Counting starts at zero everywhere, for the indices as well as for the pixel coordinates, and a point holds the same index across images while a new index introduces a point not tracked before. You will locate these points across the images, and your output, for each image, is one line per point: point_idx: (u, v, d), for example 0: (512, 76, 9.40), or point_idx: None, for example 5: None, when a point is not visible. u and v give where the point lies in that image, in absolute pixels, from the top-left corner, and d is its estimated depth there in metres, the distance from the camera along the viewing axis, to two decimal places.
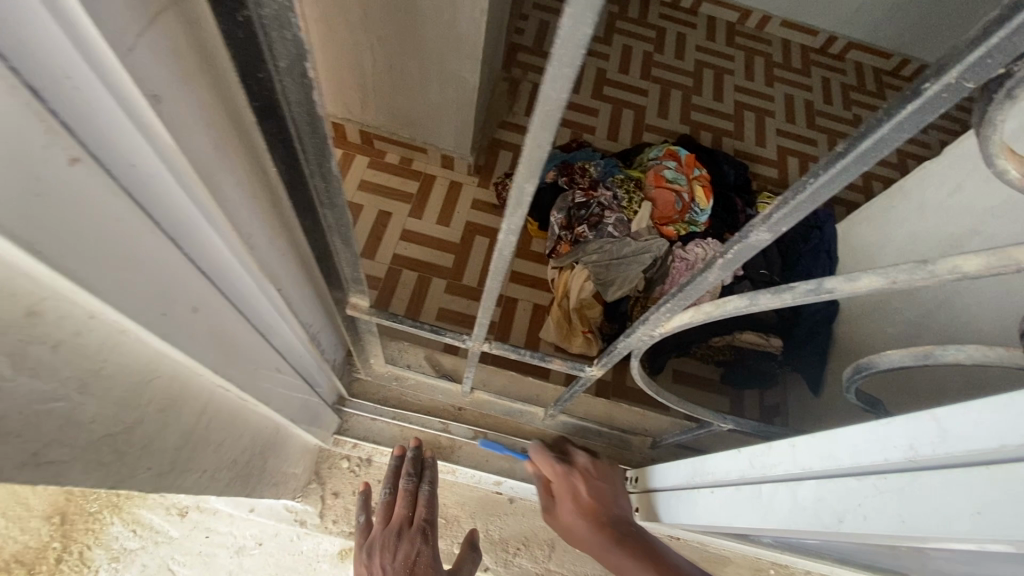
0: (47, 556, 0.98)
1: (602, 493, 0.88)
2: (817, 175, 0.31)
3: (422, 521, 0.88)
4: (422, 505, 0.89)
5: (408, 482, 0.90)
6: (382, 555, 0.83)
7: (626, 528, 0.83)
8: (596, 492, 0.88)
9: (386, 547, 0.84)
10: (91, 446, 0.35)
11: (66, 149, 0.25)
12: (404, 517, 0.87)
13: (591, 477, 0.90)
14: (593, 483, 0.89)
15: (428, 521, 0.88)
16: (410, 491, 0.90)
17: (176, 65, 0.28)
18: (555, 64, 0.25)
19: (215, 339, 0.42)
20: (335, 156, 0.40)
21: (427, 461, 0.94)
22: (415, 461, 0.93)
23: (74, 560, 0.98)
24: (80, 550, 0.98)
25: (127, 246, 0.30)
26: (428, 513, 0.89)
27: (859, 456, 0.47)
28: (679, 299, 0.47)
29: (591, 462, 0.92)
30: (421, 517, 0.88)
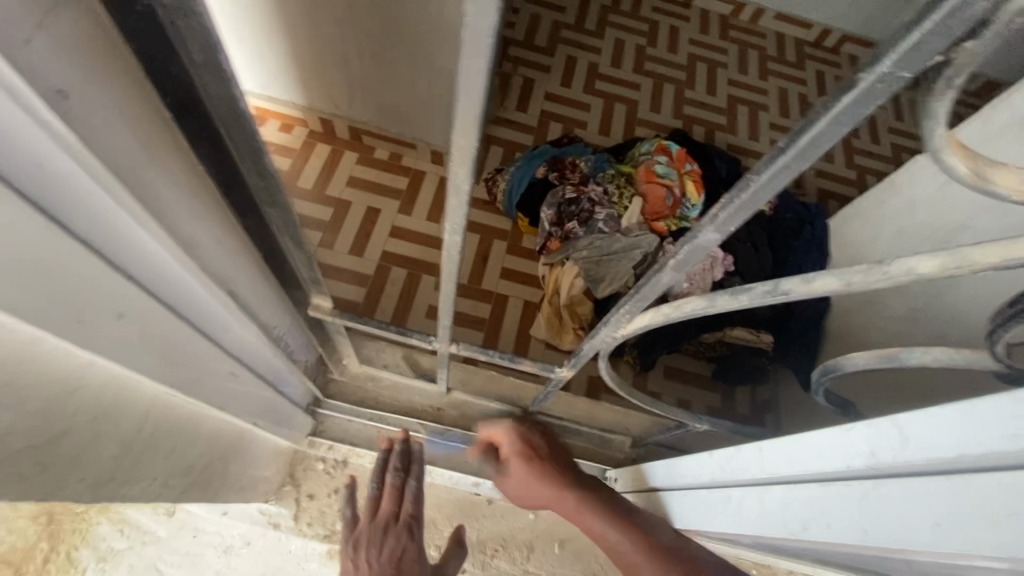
0: (34, 557, 0.96)
1: (539, 451, 0.87)
2: (759, 173, 0.29)
3: (408, 516, 0.85)
4: (409, 501, 0.87)
5: (395, 478, 0.88)
6: (367, 550, 0.82)
7: (570, 481, 0.82)
8: (546, 460, 0.86)
9: (371, 542, 0.82)
10: (9, 459, 0.34)
11: None
12: (390, 512, 0.85)
13: (527, 441, 0.88)
14: (542, 452, 0.87)
15: (414, 516, 0.86)
16: (397, 487, 0.87)
17: (84, 62, 0.26)
18: (466, 54, 0.24)
19: (150, 346, 0.40)
20: (270, 152, 0.38)
21: (414, 455, 0.90)
22: (402, 455, 0.90)
23: (61, 560, 0.96)
24: (68, 550, 0.96)
25: (29, 250, 0.29)
26: (413, 509, 0.86)
27: (824, 462, 0.45)
28: (636, 300, 0.45)
29: (521, 426, 0.90)
30: (406, 512, 0.86)
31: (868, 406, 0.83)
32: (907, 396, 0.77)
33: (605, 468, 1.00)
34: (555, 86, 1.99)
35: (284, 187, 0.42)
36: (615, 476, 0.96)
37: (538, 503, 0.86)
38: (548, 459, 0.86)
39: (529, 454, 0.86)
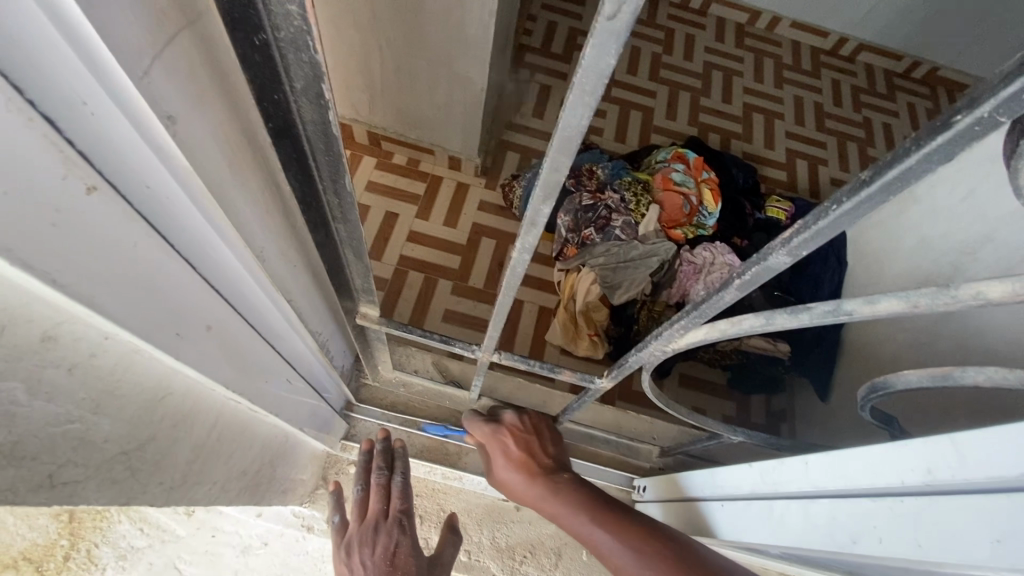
0: (55, 554, 0.98)
1: (532, 446, 0.81)
2: (840, 203, 0.30)
3: (398, 512, 0.80)
4: (397, 496, 0.82)
5: (379, 476, 0.84)
6: (360, 551, 0.76)
7: (561, 473, 0.76)
8: (527, 445, 0.81)
9: (363, 543, 0.76)
10: (105, 465, 0.35)
11: (80, 177, 0.24)
12: (378, 510, 0.80)
13: (521, 432, 0.83)
14: (522, 437, 0.82)
15: (404, 510, 0.81)
16: (383, 485, 0.83)
17: (192, 86, 0.27)
18: (576, 92, 0.25)
19: (226, 355, 0.42)
20: (350, 173, 0.40)
21: (396, 451, 0.87)
22: (384, 452, 0.87)
23: (82, 557, 0.98)
24: (88, 548, 0.98)
25: (143, 270, 0.30)
26: (403, 504, 0.82)
27: (875, 477, 0.46)
28: (694, 316, 0.46)
29: (522, 418, 0.86)
30: (396, 508, 0.81)
31: (912, 425, 0.83)
32: (951, 415, 0.77)
33: (632, 477, 1.00)
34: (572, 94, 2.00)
35: (355, 204, 0.44)
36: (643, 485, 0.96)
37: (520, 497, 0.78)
38: (543, 454, 0.80)
39: (520, 444, 0.81)
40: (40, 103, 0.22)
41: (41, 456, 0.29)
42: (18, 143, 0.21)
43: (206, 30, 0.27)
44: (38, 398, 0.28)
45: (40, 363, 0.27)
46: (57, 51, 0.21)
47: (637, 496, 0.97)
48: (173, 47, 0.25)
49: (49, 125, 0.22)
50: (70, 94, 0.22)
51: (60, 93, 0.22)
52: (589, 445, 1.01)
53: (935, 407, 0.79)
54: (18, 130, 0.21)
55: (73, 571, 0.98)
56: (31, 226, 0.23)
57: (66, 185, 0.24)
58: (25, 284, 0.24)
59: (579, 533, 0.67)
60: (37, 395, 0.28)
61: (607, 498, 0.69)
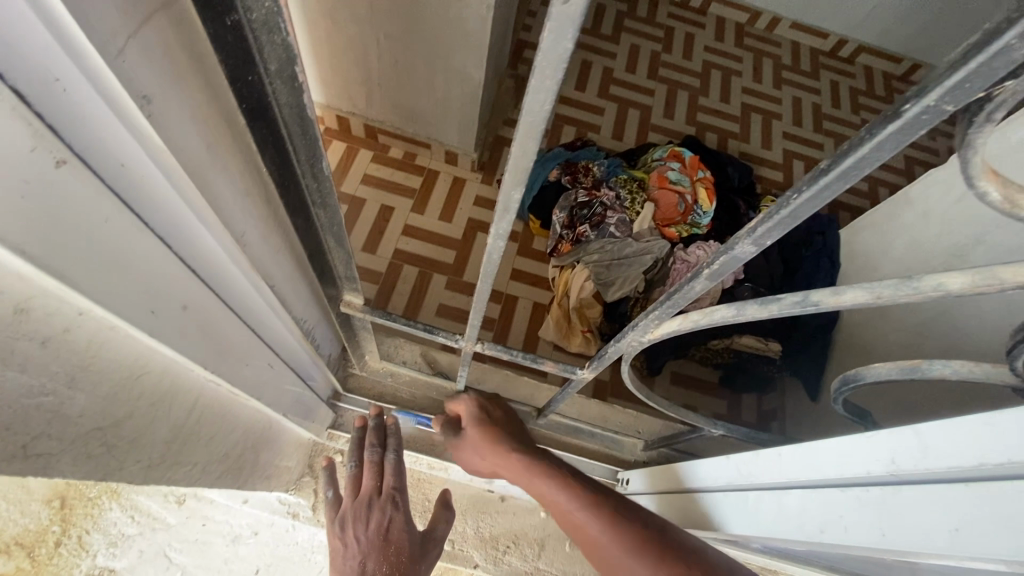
0: (47, 539, 0.99)
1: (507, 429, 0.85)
2: (800, 192, 0.31)
3: (391, 488, 0.81)
4: (390, 474, 0.83)
5: (372, 453, 0.84)
6: (353, 526, 0.77)
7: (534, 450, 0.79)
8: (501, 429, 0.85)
9: (356, 519, 0.78)
10: (80, 439, 0.36)
11: (52, 152, 0.25)
12: (371, 487, 0.81)
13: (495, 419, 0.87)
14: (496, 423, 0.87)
15: (397, 487, 0.81)
16: (376, 462, 0.84)
17: (166, 66, 0.27)
18: (537, 77, 0.26)
19: (205, 336, 0.42)
20: (327, 157, 0.40)
21: (390, 428, 0.87)
22: (377, 430, 0.87)
23: (72, 543, 0.99)
24: (79, 534, 0.99)
25: (117, 246, 0.30)
26: (396, 481, 0.82)
27: (844, 468, 0.47)
28: (667, 306, 0.47)
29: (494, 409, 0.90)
30: (389, 485, 0.81)
31: (891, 420, 0.83)
32: (927, 408, 0.77)
33: (616, 470, 1.01)
34: (569, 90, 2.01)
35: (335, 189, 0.44)
36: (626, 478, 0.97)
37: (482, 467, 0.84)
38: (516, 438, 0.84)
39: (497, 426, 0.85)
40: (10, 77, 0.22)
41: (14, 427, 0.30)
42: None
43: (178, 12, 0.28)
44: (11, 368, 0.28)
45: (12, 334, 0.28)
46: (28, 27, 0.21)
47: (620, 489, 0.98)
48: (147, 29, 0.26)
49: (21, 100, 0.23)
50: (41, 70, 0.23)
51: (31, 68, 0.22)
52: (575, 438, 1.02)
53: (912, 402, 0.79)
54: None
55: (64, 557, 0.99)
56: (1, 196, 0.23)
57: (37, 159, 0.24)
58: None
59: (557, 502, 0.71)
60: (9, 365, 0.28)
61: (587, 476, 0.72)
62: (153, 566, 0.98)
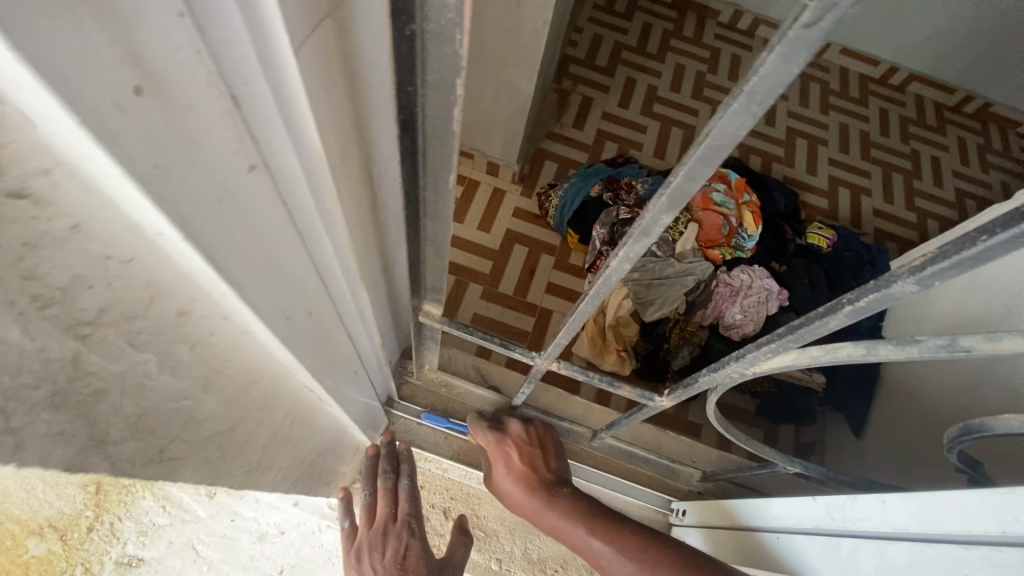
0: (80, 524, 1.02)
1: (536, 459, 0.83)
2: (992, 233, 0.29)
3: (406, 514, 0.81)
4: (405, 500, 0.82)
5: (385, 480, 0.83)
6: (371, 555, 0.77)
7: (560, 493, 0.80)
8: (529, 458, 0.83)
9: (373, 547, 0.77)
10: (203, 444, 0.35)
11: (248, 156, 0.24)
12: (386, 514, 0.80)
13: (524, 443, 0.85)
14: (526, 449, 0.84)
15: (412, 513, 0.81)
16: (390, 489, 0.83)
17: (326, 70, 0.26)
18: (742, 100, 0.24)
19: (317, 343, 0.42)
20: (456, 170, 0.39)
21: (403, 455, 0.87)
22: (390, 458, 0.86)
23: (103, 530, 0.97)
24: (111, 521, 1.01)
25: (273, 251, 0.30)
26: (411, 506, 0.82)
27: (971, 523, 0.44)
28: (787, 340, 0.45)
29: (526, 429, 0.87)
30: (404, 511, 0.81)
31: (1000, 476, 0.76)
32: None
33: (669, 499, 0.98)
34: (614, 107, 2.00)
35: (452, 201, 0.43)
36: (681, 508, 0.94)
37: (524, 509, 0.82)
38: (545, 468, 0.83)
39: (523, 456, 0.83)
40: (230, 81, 0.21)
41: (157, 430, 0.30)
42: (209, 120, 0.20)
43: (346, 17, 0.26)
44: (165, 372, 0.28)
45: (173, 338, 0.27)
46: (242, 33, 0.20)
47: (675, 520, 0.95)
48: (319, 28, 0.24)
49: (234, 104, 0.21)
50: (248, 75, 0.21)
51: (241, 74, 0.21)
52: (629, 463, 0.99)
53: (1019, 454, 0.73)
54: (210, 107, 0.20)
55: (94, 542, 1.00)
56: (207, 198, 0.22)
57: (236, 163, 0.23)
58: (182, 261, 0.24)
59: (581, 549, 0.74)
60: (166, 368, 0.28)
61: (618, 522, 0.74)
62: (182, 560, 0.98)
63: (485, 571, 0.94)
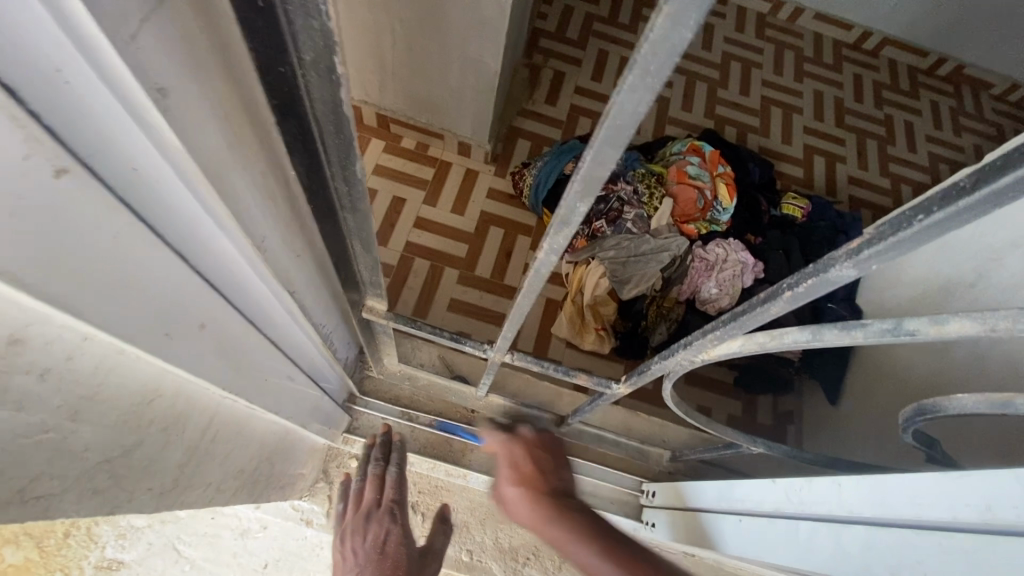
0: (55, 530, 0.97)
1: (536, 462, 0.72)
2: (929, 213, 0.26)
3: (391, 500, 0.82)
4: (391, 486, 0.83)
5: (375, 467, 0.85)
6: (353, 539, 0.78)
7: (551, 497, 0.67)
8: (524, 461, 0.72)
9: (355, 532, 0.79)
10: (86, 474, 0.32)
11: (50, 160, 0.20)
12: (371, 499, 0.82)
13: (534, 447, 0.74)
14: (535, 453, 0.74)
15: (397, 500, 0.82)
16: (378, 476, 0.84)
17: (189, 58, 0.22)
18: (635, 73, 0.21)
19: (223, 354, 0.39)
20: (361, 159, 0.36)
21: (396, 444, 0.89)
22: (383, 447, 0.88)
23: (82, 534, 0.97)
24: (88, 526, 0.97)
25: (129, 266, 0.26)
26: (397, 493, 0.83)
27: (921, 509, 0.42)
28: (732, 327, 0.43)
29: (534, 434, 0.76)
30: (389, 497, 0.82)
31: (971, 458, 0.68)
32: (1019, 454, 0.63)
33: (641, 481, 0.97)
34: (584, 81, 1.95)
35: (367, 193, 0.40)
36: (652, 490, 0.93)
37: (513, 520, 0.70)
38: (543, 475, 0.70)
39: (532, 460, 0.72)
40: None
41: (10, 470, 0.26)
42: None
43: None
44: (5, 408, 0.24)
45: (5, 369, 0.24)
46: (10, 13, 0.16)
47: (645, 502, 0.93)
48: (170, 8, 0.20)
49: (11, 98, 0.18)
50: (30, 58, 0.18)
51: (15, 59, 0.18)
52: (598, 447, 0.98)
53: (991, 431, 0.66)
54: None
55: (73, 548, 0.97)
56: None
57: (33, 168, 0.20)
58: None
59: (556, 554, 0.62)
60: (3, 404, 0.24)
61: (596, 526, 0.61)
62: (162, 559, 0.97)
63: (457, 563, 0.93)
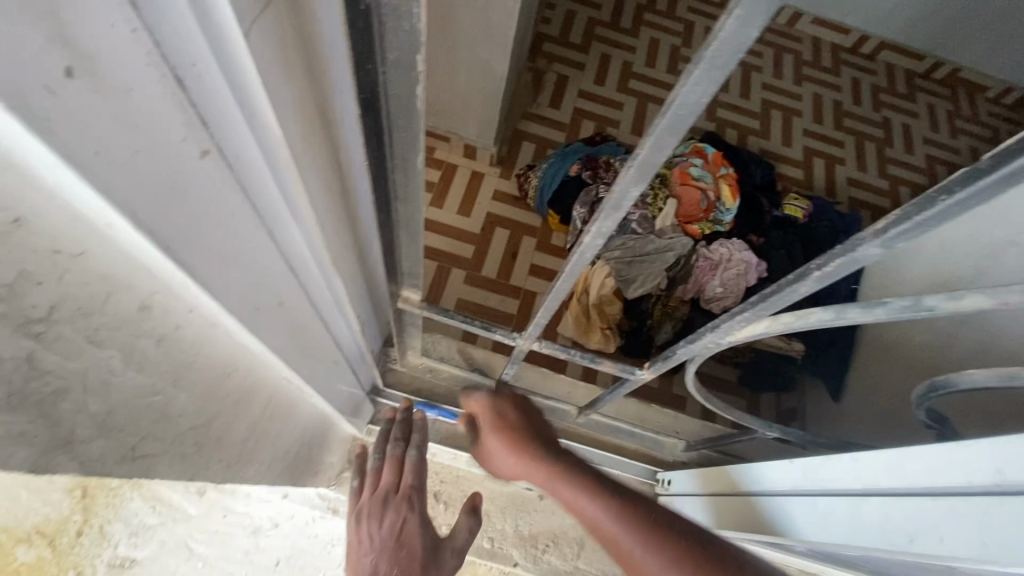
0: (68, 528, 1.01)
1: (522, 416, 0.79)
2: (952, 192, 0.29)
3: (409, 486, 0.80)
4: (410, 472, 0.81)
5: (394, 449, 0.82)
6: (369, 522, 0.78)
7: (549, 445, 0.75)
8: (515, 415, 0.79)
9: (372, 514, 0.78)
10: (178, 440, 0.35)
11: (199, 142, 0.23)
12: (389, 483, 0.80)
13: (509, 401, 0.81)
14: (511, 406, 0.81)
15: (415, 486, 0.80)
16: (397, 458, 0.82)
17: (281, 51, 0.25)
18: (701, 67, 0.25)
19: (290, 332, 0.41)
20: (423, 151, 0.39)
21: (416, 424, 0.85)
22: (403, 424, 0.85)
23: (94, 533, 1.00)
24: (101, 524, 1.00)
25: (235, 242, 0.29)
26: (415, 478, 0.81)
27: (936, 477, 0.46)
28: (759, 308, 0.46)
29: (511, 391, 0.83)
30: (407, 482, 0.80)
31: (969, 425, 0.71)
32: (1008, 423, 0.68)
33: (656, 470, 1.00)
34: (589, 85, 1.99)
35: (422, 183, 0.43)
36: (667, 479, 0.96)
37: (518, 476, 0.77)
38: (534, 428, 0.78)
39: (506, 413, 0.79)
40: (173, 63, 0.20)
41: (127, 428, 0.29)
42: (149, 105, 0.20)
43: None
44: (130, 368, 0.27)
45: (135, 332, 0.26)
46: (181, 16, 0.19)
47: (659, 490, 0.97)
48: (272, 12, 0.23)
49: (179, 86, 0.20)
50: (195, 56, 0.20)
51: (186, 55, 0.20)
52: (614, 437, 1.01)
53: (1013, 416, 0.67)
54: (151, 89, 0.19)
55: (85, 546, 1.00)
56: (154, 188, 0.21)
57: (186, 149, 0.22)
58: (138, 252, 0.23)
59: (573, 507, 0.68)
60: (130, 365, 0.27)
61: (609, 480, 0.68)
62: (175, 557, 0.98)
63: (478, 551, 0.96)
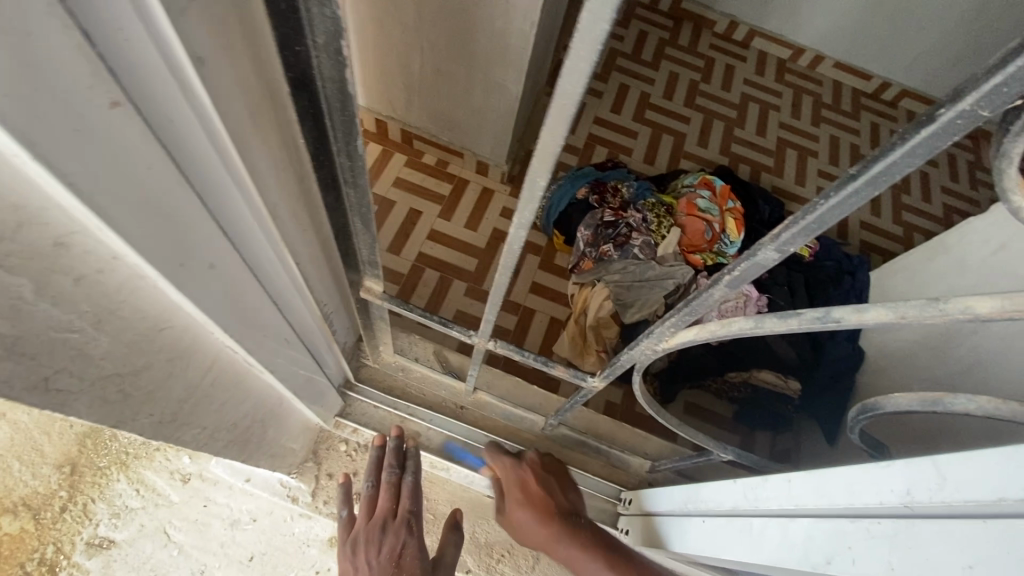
0: (54, 503, 1.03)
1: (552, 488, 0.88)
2: (827, 198, 0.31)
3: (406, 512, 0.84)
4: (406, 496, 0.85)
5: (391, 474, 0.87)
6: (366, 548, 0.81)
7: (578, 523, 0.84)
8: (546, 484, 0.88)
9: (369, 543, 0.81)
10: (98, 383, 0.37)
11: (108, 93, 0.26)
12: (386, 509, 0.84)
13: (541, 472, 0.90)
14: (542, 476, 0.90)
15: (412, 511, 0.84)
16: (394, 483, 0.86)
17: (220, 32, 0.29)
18: (572, 58, 0.29)
19: (230, 301, 0.44)
20: (362, 135, 0.41)
21: (410, 451, 0.90)
22: (398, 452, 0.89)
23: (77, 510, 1.02)
24: (84, 502, 1.02)
25: (159, 197, 0.32)
26: (412, 503, 0.85)
27: (854, 497, 0.45)
28: (684, 313, 0.48)
29: (540, 458, 0.93)
30: (404, 508, 0.84)
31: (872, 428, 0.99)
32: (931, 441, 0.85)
33: (620, 489, 1.01)
34: (606, 112, 2.00)
35: (367, 168, 0.45)
36: (629, 498, 0.95)
37: (536, 539, 0.85)
38: (562, 496, 0.88)
39: (540, 484, 0.88)
40: (79, 18, 0.23)
41: (40, 357, 0.32)
42: (53, 51, 0.23)
43: None
44: (44, 300, 0.30)
45: (49, 266, 0.29)
46: None
47: (621, 509, 0.96)
48: None
49: (85, 38, 0.24)
50: (105, 16, 0.24)
51: (95, 14, 0.23)
52: (580, 452, 1.02)
53: (925, 438, 0.86)
54: (54, 36, 0.22)
55: (66, 523, 1.01)
56: (58, 129, 0.24)
57: (93, 97, 0.25)
58: (46, 187, 0.26)
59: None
60: (43, 297, 0.30)
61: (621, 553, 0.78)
62: (152, 542, 0.99)
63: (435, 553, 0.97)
